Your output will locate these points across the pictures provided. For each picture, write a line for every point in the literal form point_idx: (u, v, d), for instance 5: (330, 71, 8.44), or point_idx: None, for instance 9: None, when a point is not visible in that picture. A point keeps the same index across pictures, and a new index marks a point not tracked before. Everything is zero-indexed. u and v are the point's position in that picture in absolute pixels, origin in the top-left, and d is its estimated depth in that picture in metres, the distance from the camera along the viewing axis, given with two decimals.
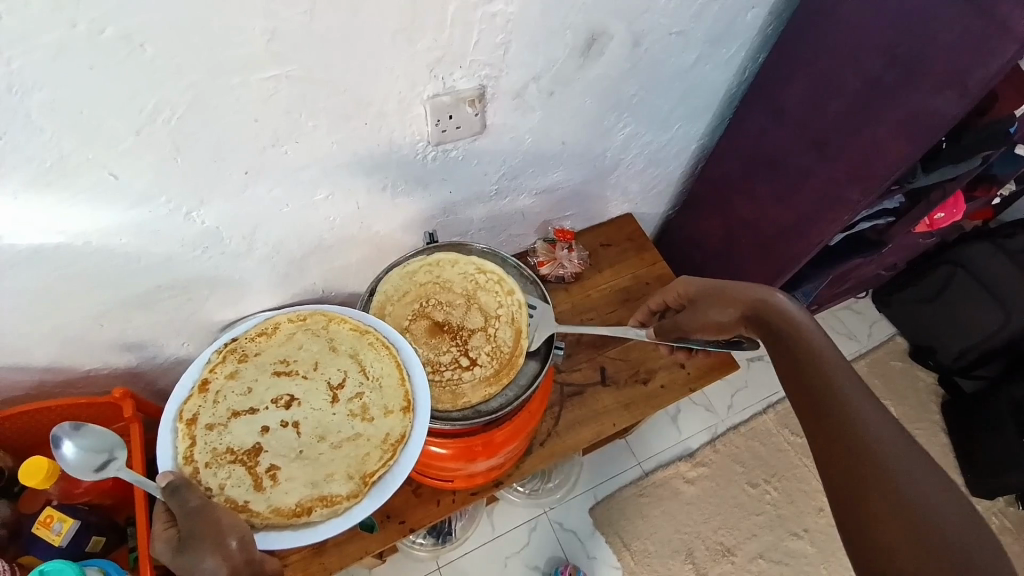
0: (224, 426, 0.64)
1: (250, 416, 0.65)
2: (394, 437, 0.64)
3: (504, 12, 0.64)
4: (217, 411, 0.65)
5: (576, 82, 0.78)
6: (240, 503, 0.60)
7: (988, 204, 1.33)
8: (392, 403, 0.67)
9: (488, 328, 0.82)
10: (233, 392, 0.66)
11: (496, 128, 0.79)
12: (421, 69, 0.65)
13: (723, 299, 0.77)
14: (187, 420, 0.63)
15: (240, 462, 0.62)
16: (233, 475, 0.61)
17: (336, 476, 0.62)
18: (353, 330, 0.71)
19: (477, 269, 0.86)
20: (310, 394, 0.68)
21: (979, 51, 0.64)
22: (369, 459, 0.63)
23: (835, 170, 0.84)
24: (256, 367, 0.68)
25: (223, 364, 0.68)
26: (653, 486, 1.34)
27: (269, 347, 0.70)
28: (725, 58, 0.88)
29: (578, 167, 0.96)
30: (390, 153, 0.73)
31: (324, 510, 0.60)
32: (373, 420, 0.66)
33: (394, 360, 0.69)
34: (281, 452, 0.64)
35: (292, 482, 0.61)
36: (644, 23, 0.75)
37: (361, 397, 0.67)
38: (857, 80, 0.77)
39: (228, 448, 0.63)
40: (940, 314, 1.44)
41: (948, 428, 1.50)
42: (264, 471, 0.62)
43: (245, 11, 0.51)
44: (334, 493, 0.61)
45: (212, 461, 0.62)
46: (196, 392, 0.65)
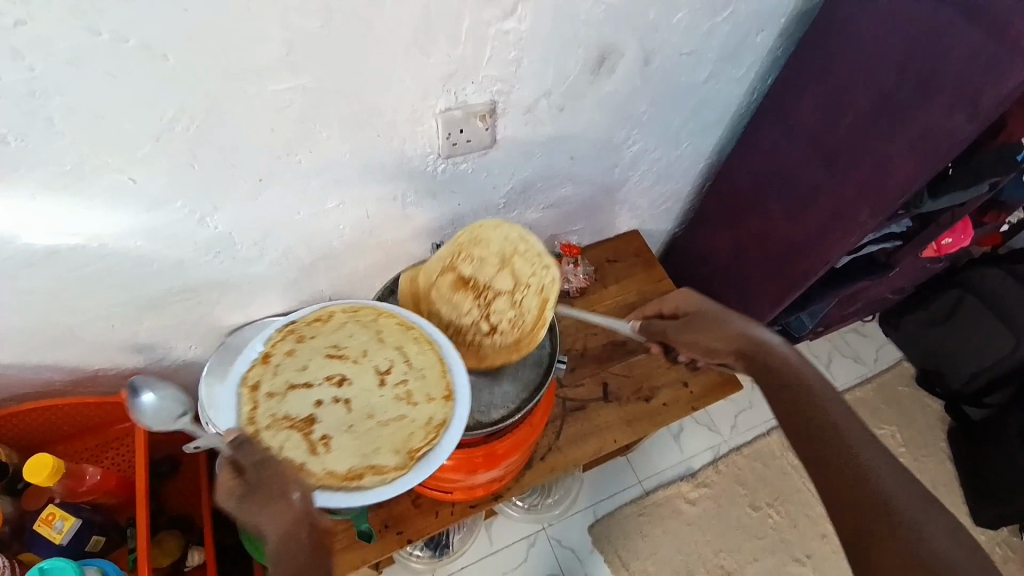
0: (282, 396, 0.63)
1: (305, 390, 0.64)
2: (436, 422, 0.63)
3: (517, 29, 0.65)
4: (275, 381, 0.64)
5: (587, 98, 0.79)
6: (297, 464, 0.59)
7: (996, 230, 1.33)
8: (438, 391, 0.66)
9: (516, 293, 0.73)
10: (291, 366, 0.65)
11: (506, 141, 0.80)
12: (434, 83, 0.66)
13: (721, 331, 0.77)
14: (250, 385, 0.63)
15: (297, 428, 0.61)
16: (291, 439, 0.60)
17: (384, 450, 0.61)
18: (401, 323, 0.70)
19: (516, 234, 0.75)
20: (366, 373, 0.67)
21: (993, 68, 0.64)
22: (419, 437, 0.62)
23: (846, 186, 0.84)
24: (313, 345, 0.68)
25: (281, 340, 0.67)
26: (654, 505, 1.32)
27: (324, 328, 0.69)
28: (734, 79, 0.89)
29: (587, 183, 0.97)
30: (402, 164, 0.74)
31: (375, 477, 0.59)
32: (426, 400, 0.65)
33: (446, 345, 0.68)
34: (335, 425, 0.63)
35: (346, 454, 0.60)
36: (654, 42, 0.76)
37: (407, 383, 0.66)
38: (870, 96, 0.77)
39: (286, 415, 0.62)
40: (950, 336, 1.42)
41: (953, 455, 1.48)
42: (320, 439, 0.61)
43: (264, 22, 0.53)
44: (388, 465, 0.60)
45: (272, 424, 0.61)
46: (258, 362, 0.65)
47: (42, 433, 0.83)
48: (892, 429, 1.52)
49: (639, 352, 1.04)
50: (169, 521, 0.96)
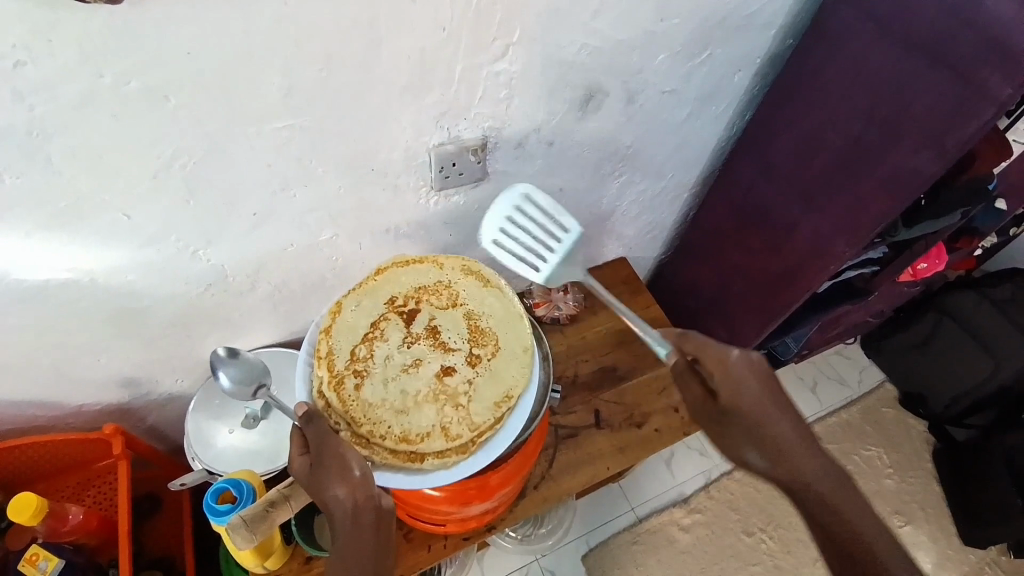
0: (352, 366, 0.67)
1: (372, 358, 0.68)
2: (499, 410, 0.66)
3: (507, 71, 0.68)
4: (344, 348, 0.68)
5: (574, 134, 0.82)
6: (365, 439, 0.64)
7: (970, 255, 1.38)
8: (501, 380, 0.68)
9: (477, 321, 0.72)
10: (357, 331, 0.70)
11: (497, 175, 0.82)
12: (427, 121, 0.68)
13: (765, 443, 0.68)
14: (322, 354, 0.68)
15: (360, 407, 0.65)
16: (357, 413, 0.65)
17: (446, 433, 0.65)
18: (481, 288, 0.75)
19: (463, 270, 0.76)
20: (432, 343, 0.70)
21: (958, 114, 0.67)
22: (480, 414, 0.66)
23: (822, 223, 0.87)
24: (377, 306, 0.72)
25: (352, 296, 0.72)
26: (647, 533, 1.31)
27: (387, 285, 0.73)
28: (715, 115, 0.93)
29: (575, 213, 1.00)
30: (394, 197, 0.76)
31: (435, 460, 0.63)
32: (493, 377, 0.68)
33: (512, 319, 0.73)
34: (405, 393, 0.67)
35: (415, 422, 0.65)
36: (638, 82, 0.80)
37: (473, 365, 0.69)
38: (841, 139, 0.80)
39: (353, 391, 0.66)
40: (930, 362, 1.45)
41: (939, 476, 1.50)
42: (388, 412, 0.65)
43: (265, 67, 0.54)
44: (450, 440, 0.64)
45: (341, 400, 0.65)
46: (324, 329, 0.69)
47: (24, 471, 0.81)
48: (879, 451, 1.54)
49: (630, 377, 1.05)
50: (151, 561, 0.93)
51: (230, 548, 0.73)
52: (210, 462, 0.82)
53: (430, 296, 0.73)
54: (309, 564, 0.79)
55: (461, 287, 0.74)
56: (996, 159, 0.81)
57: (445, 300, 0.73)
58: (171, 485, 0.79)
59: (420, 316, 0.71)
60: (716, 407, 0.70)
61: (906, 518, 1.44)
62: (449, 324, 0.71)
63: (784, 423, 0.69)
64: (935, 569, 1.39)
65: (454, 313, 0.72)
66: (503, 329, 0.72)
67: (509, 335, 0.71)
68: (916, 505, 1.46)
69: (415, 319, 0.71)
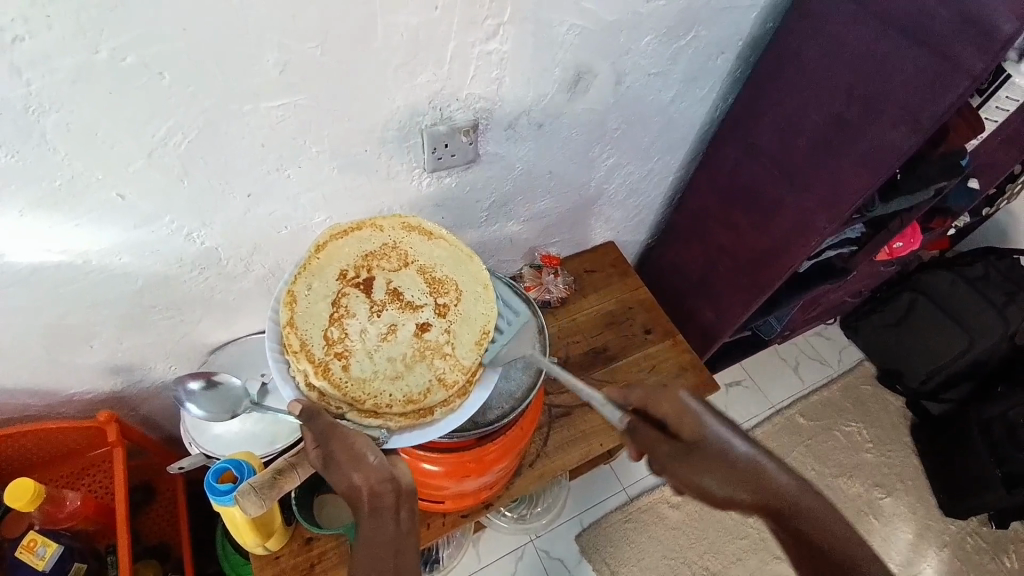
0: (329, 350, 0.66)
1: (346, 337, 0.67)
2: (482, 344, 0.70)
3: (499, 50, 0.69)
4: (315, 335, 0.66)
5: (564, 116, 0.84)
6: (372, 413, 0.64)
7: (943, 235, 1.43)
8: (473, 320, 0.71)
9: (433, 276, 0.73)
10: (322, 313, 0.68)
11: (488, 156, 0.83)
12: (420, 100, 0.69)
13: (731, 473, 0.64)
14: (295, 348, 0.65)
15: (353, 384, 0.65)
16: (351, 394, 0.64)
17: (442, 380, 0.67)
18: (426, 237, 0.75)
19: (402, 225, 0.75)
20: (398, 307, 0.71)
21: (933, 89, 0.70)
22: (467, 356, 0.69)
23: (806, 200, 0.90)
24: (330, 285, 0.70)
25: (300, 280, 0.69)
26: (639, 511, 1.34)
27: (332, 261, 0.71)
28: (699, 97, 0.95)
29: (565, 196, 1.01)
30: (387, 179, 0.77)
31: (445, 408, 0.66)
32: (464, 320, 0.71)
33: (463, 262, 0.75)
34: (392, 359, 0.68)
35: (411, 382, 0.67)
36: (626, 63, 0.81)
37: (444, 314, 0.71)
38: (822, 118, 0.83)
39: (341, 373, 0.65)
40: (905, 338, 1.51)
41: (919, 450, 1.55)
42: (383, 381, 0.66)
43: (261, 43, 0.55)
44: (449, 387, 0.67)
45: (334, 386, 0.64)
46: (287, 325, 0.66)
47: (19, 459, 0.80)
48: (859, 427, 1.58)
49: (620, 357, 1.07)
50: (147, 550, 0.93)
51: (229, 527, 0.73)
52: (207, 446, 0.82)
53: (380, 262, 0.73)
54: (308, 545, 0.80)
55: (407, 246, 0.74)
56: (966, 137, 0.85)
57: (396, 262, 0.73)
58: (170, 469, 0.80)
59: (377, 284, 0.71)
60: (675, 446, 0.65)
61: (886, 490, 1.49)
62: (408, 284, 0.72)
63: (740, 444, 0.65)
64: (915, 539, 1.43)
65: (409, 273, 0.73)
66: (458, 273, 0.74)
67: (467, 278, 0.74)
68: (895, 478, 1.51)
69: (373, 287, 0.71)
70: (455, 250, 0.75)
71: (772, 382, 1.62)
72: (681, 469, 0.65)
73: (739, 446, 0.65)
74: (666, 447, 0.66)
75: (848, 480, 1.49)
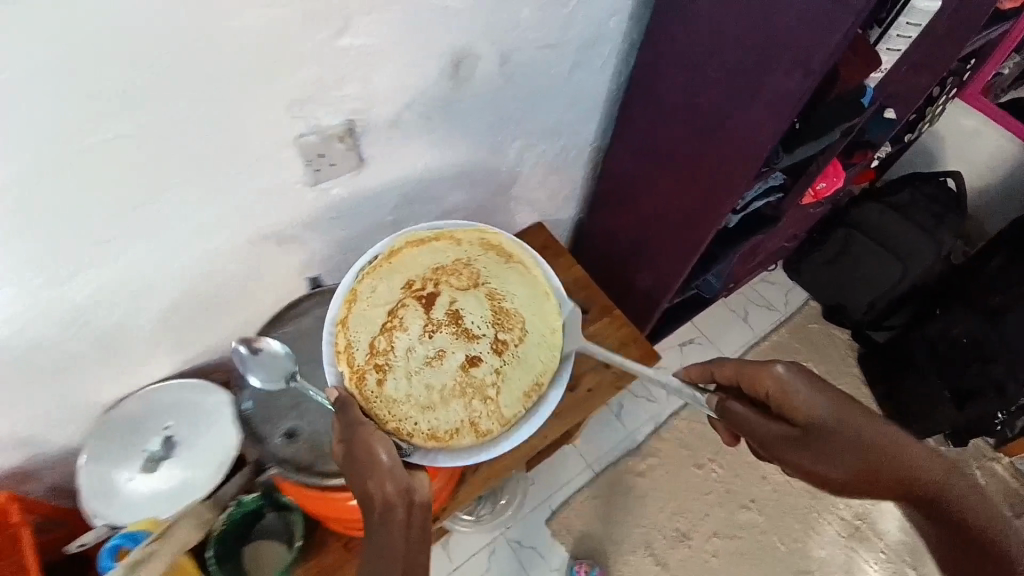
0: (384, 357, 0.81)
1: (399, 351, 0.81)
2: (526, 394, 0.82)
3: (356, 45, 0.61)
4: (367, 342, 0.80)
5: (453, 103, 0.78)
6: (399, 429, 0.77)
7: (869, 167, 1.43)
8: (531, 365, 0.84)
9: (497, 307, 0.86)
10: (378, 324, 0.82)
11: (377, 159, 0.76)
12: (277, 111, 0.62)
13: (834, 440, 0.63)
14: (344, 350, 0.80)
15: (393, 398, 0.79)
16: (386, 405, 0.79)
17: (477, 419, 0.80)
18: (498, 258, 0.88)
19: (479, 240, 0.89)
20: (455, 332, 0.84)
21: (825, 25, 0.65)
22: (506, 405, 0.81)
23: (719, 155, 0.85)
24: (395, 293, 0.84)
25: (366, 281, 0.83)
26: (606, 484, 1.36)
27: (401, 269, 0.85)
28: (599, 65, 0.90)
29: (476, 186, 0.96)
30: (266, 199, 0.70)
31: (468, 440, 0.79)
32: (517, 366, 0.83)
33: (534, 298, 0.87)
34: (430, 387, 0.81)
35: (441, 417, 0.80)
36: (511, 40, 0.75)
37: (498, 353, 0.84)
38: (724, 68, 0.78)
39: (381, 385, 0.79)
40: (845, 274, 1.54)
41: (868, 380, 1.59)
42: (414, 407, 0.80)
43: (59, 75, 0.47)
44: (478, 429, 0.80)
45: (373, 395, 0.78)
46: (341, 328, 0.81)
47: None
48: (809, 365, 1.61)
49: None
50: None
51: None
52: (112, 517, 0.78)
53: (448, 278, 0.86)
54: None
55: (478, 266, 0.87)
56: (866, 67, 0.80)
57: (465, 281, 0.86)
58: (73, 547, 0.77)
59: (440, 302, 0.84)
60: (786, 428, 0.64)
61: None
62: (471, 311, 0.85)
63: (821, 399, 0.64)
64: None
65: (475, 296, 0.85)
66: (525, 310, 0.86)
67: (530, 322, 0.86)
68: None
69: (435, 304, 0.84)
70: (531, 285, 0.88)
71: (723, 335, 1.64)
72: (791, 451, 0.63)
73: (822, 401, 0.64)
74: (766, 428, 0.64)
75: None
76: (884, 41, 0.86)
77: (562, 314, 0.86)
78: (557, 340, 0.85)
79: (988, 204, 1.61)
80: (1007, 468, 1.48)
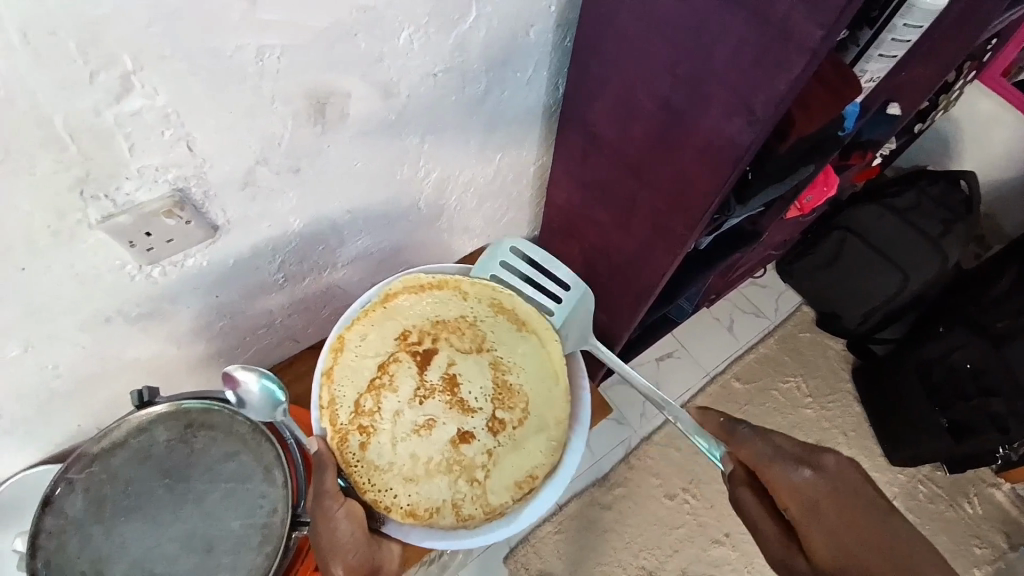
0: (370, 416, 0.73)
1: (387, 412, 0.73)
2: (520, 483, 0.73)
3: (153, 106, 0.47)
4: (351, 398, 0.73)
5: (326, 150, 0.63)
6: (375, 502, 0.69)
7: (871, 165, 1.25)
8: (531, 453, 0.74)
9: (501, 378, 0.77)
10: (365, 377, 0.74)
11: (237, 222, 0.63)
12: (61, 195, 0.48)
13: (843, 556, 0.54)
14: (327, 404, 0.71)
15: (373, 465, 0.71)
16: (366, 472, 0.70)
17: (461, 502, 0.72)
18: (510, 323, 0.79)
19: (492, 301, 0.79)
20: (449, 400, 0.75)
21: (761, 67, 0.51)
22: (494, 493, 0.72)
23: (656, 198, 0.72)
24: (388, 345, 0.75)
25: (356, 328, 0.74)
26: (568, 519, 1.26)
27: (397, 318, 0.76)
28: (524, 81, 0.75)
29: (388, 226, 0.83)
30: (90, 285, 0.58)
31: (449, 524, 0.70)
32: (513, 448, 0.74)
33: (546, 378, 0.77)
34: (415, 457, 0.72)
35: (424, 492, 0.71)
36: (386, 73, 0.60)
37: (495, 431, 0.75)
38: (654, 103, 0.64)
39: (362, 448, 0.71)
40: (835, 280, 1.38)
41: (860, 396, 1.45)
42: (396, 477, 0.71)
43: None
44: (460, 514, 0.71)
45: (351, 458, 0.70)
46: (325, 380, 0.72)
47: None
48: (799, 379, 1.48)
49: None
50: None
51: None
52: None
53: (448, 335, 0.77)
54: None
55: (486, 328, 0.78)
56: (833, 110, 0.66)
57: (468, 343, 0.77)
58: None
59: (435, 363, 0.76)
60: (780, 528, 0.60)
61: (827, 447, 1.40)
62: (469, 378, 0.76)
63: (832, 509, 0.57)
64: None
65: (477, 362, 0.77)
66: (532, 389, 0.77)
67: (538, 405, 0.76)
68: (837, 431, 1.42)
69: (430, 365, 0.75)
70: (542, 362, 0.78)
71: (705, 347, 1.49)
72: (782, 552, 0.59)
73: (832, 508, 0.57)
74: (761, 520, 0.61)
75: None
76: (864, 61, 0.71)
77: (573, 398, 0.78)
78: (565, 431, 0.75)
79: (1008, 200, 1.42)
80: (1008, 495, 1.37)
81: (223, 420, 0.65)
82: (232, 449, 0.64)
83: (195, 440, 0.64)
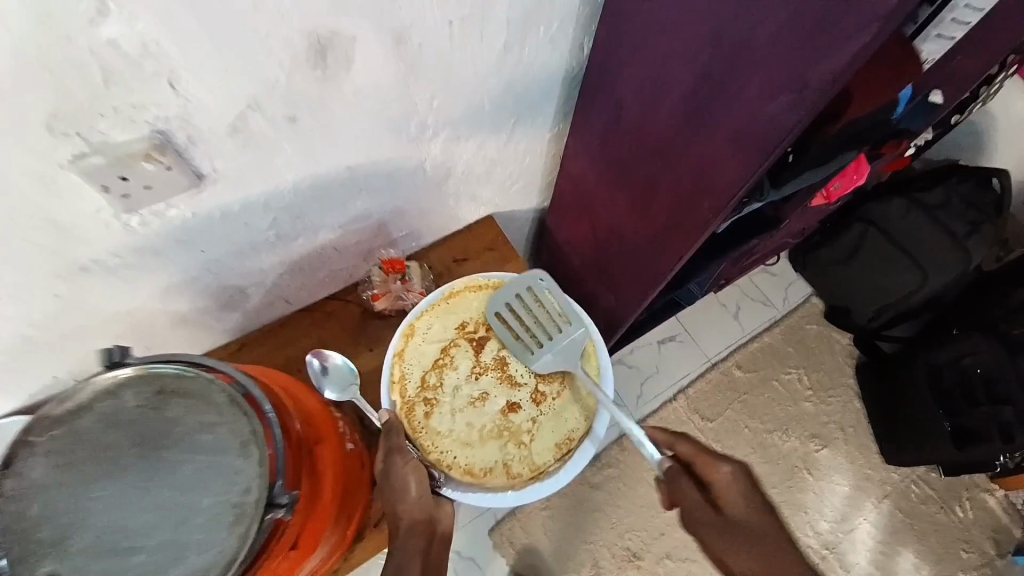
0: (433, 391, 0.81)
1: (448, 386, 0.82)
2: (561, 445, 0.80)
3: (130, 34, 0.41)
4: (419, 374, 0.82)
5: (326, 100, 0.57)
6: (437, 461, 0.77)
7: (903, 155, 1.18)
8: (569, 420, 0.81)
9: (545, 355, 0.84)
10: (431, 358, 0.83)
11: (225, 172, 0.58)
12: (24, 130, 0.43)
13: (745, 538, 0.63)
14: (398, 381, 0.81)
15: (438, 430, 0.79)
16: (433, 435, 0.79)
17: (513, 462, 0.78)
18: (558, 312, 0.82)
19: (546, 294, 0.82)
20: (500, 376, 0.83)
21: (817, 37, 0.45)
22: (540, 454, 0.79)
23: (680, 179, 0.67)
24: (448, 331, 0.85)
25: (424, 318, 0.85)
26: (557, 496, 1.25)
27: (458, 310, 0.86)
28: (549, 38, 0.68)
29: (390, 188, 0.77)
30: (61, 232, 0.53)
31: (502, 483, 0.77)
32: (554, 415, 0.81)
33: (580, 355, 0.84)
34: (471, 425, 0.80)
35: (479, 455, 0.78)
36: (398, 16, 0.53)
37: (540, 399, 0.82)
38: (689, 75, 0.59)
39: (428, 415, 0.80)
40: (851, 274, 1.33)
41: (862, 393, 1.43)
42: (454, 442, 0.79)
43: None
44: (512, 475, 0.78)
45: (419, 426, 0.79)
46: (396, 359, 0.82)
47: None
48: (800, 371, 1.44)
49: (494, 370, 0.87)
50: None
51: None
52: None
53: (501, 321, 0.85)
54: None
55: None
56: (899, 83, 0.66)
57: None
58: None
59: (489, 346, 0.84)
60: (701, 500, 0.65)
61: (823, 442, 1.38)
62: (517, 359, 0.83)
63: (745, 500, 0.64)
64: (852, 492, 1.34)
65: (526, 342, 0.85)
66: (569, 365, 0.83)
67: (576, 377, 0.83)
68: (834, 427, 1.40)
69: (484, 348, 0.84)
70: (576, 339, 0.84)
71: (708, 333, 1.46)
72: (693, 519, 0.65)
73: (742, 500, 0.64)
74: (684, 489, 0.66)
75: (784, 436, 1.37)
76: (921, 40, 0.63)
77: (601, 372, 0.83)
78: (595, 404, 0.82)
79: None
80: (1000, 502, 1.37)
81: (200, 388, 0.57)
82: (208, 418, 0.56)
83: (167, 409, 0.56)
